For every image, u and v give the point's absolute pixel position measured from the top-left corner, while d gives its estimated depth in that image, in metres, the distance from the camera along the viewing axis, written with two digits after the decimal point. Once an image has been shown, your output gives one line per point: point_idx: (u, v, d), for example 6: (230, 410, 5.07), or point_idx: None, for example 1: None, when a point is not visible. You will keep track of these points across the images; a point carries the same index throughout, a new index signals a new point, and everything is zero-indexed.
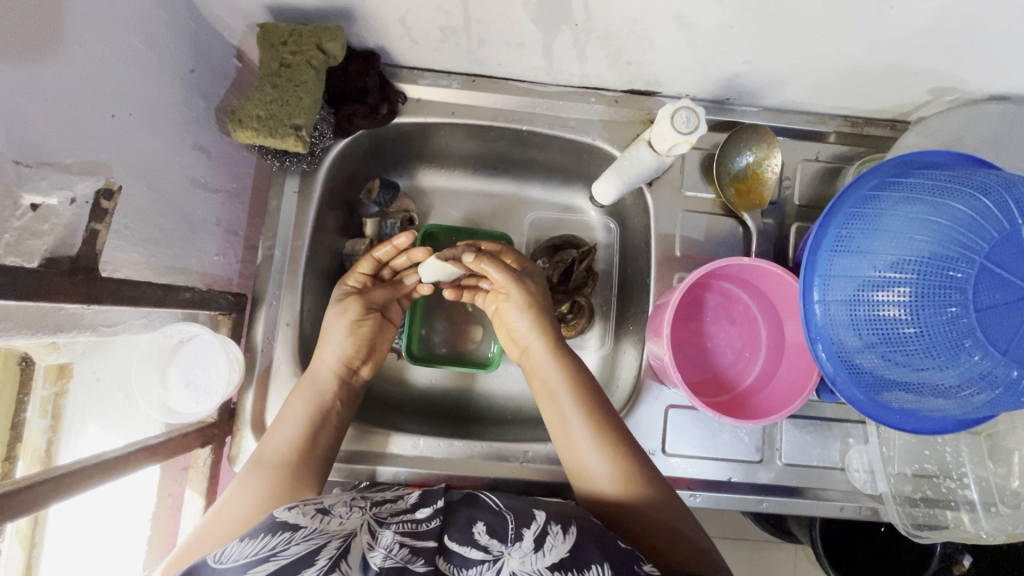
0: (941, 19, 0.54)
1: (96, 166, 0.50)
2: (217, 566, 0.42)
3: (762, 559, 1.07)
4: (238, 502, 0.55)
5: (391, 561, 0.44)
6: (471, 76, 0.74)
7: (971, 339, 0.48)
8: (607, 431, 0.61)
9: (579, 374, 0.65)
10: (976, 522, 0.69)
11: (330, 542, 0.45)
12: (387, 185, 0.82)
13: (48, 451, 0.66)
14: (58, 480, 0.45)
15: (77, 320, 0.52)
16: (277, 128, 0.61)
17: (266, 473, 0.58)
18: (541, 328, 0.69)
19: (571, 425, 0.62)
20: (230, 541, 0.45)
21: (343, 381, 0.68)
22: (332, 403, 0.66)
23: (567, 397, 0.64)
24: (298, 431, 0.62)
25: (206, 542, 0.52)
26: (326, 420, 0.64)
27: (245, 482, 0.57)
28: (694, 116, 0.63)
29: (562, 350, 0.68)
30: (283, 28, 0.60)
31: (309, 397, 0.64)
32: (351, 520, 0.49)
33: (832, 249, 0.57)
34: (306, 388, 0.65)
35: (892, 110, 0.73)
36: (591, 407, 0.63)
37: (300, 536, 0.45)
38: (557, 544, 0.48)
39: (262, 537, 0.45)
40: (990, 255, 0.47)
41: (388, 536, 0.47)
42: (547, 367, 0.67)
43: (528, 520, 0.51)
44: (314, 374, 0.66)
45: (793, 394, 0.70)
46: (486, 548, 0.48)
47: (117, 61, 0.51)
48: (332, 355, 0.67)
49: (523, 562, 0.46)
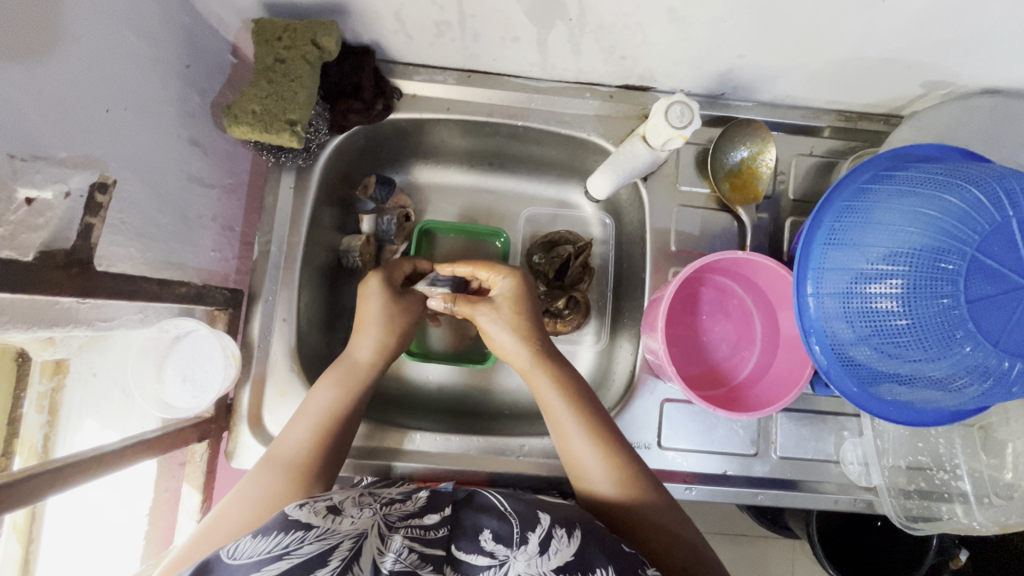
0: (934, 11, 0.54)
1: (90, 160, 0.50)
2: (231, 562, 0.43)
3: (759, 553, 1.07)
4: (255, 490, 0.55)
5: (401, 564, 0.44)
6: (466, 71, 0.74)
7: (963, 330, 0.48)
8: (602, 432, 0.61)
9: (569, 378, 0.64)
10: (970, 513, 0.70)
11: (343, 543, 0.45)
12: (383, 181, 0.82)
13: (46, 446, 0.62)
14: (53, 473, 0.45)
15: (72, 314, 0.53)
16: (272, 123, 0.61)
17: (277, 473, 0.57)
18: (523, 339, 0.66)
19: (566, 431, 0.62)
20: (244, 537, 0.45)
21: (378, 370, 0.67)
22: (361, 396, 0.65)
23: (560, 404, 0.63)
24: (316, 424, 0.61)
25: (214, 537, 0.52)
26: (352, 413, 0.63)
27: (255, 481, 0.56)
28: (688, 111, 0.63)
29: (550, 356, 0.66)
30: (278, 23, 0.60)
31: (338, 381, 0.64)
32: (363, 520, 0.49)
33: (827, 242, 0.57)
34: (338, 370, 0.65)
35: (886, 104, 0.73)
36: (583, 410, 0.62)
37: (313, 536, 0.45)
38: (561, 547, 0.48)
39: (275, 534, 0.45)
40: (982, 246, 0.47)
41: (399, 540, 0.47)
42: (538, 375, 0.65)
43: (533, 523, 0.51)
44: (354, 360, 0.66)
45: (787, 386, 0.70)
46: (492, 554, 0.48)
47: (112, 56, 0.51)
48: (372, 344, 0.67)
49: (529, 565, 0.47)
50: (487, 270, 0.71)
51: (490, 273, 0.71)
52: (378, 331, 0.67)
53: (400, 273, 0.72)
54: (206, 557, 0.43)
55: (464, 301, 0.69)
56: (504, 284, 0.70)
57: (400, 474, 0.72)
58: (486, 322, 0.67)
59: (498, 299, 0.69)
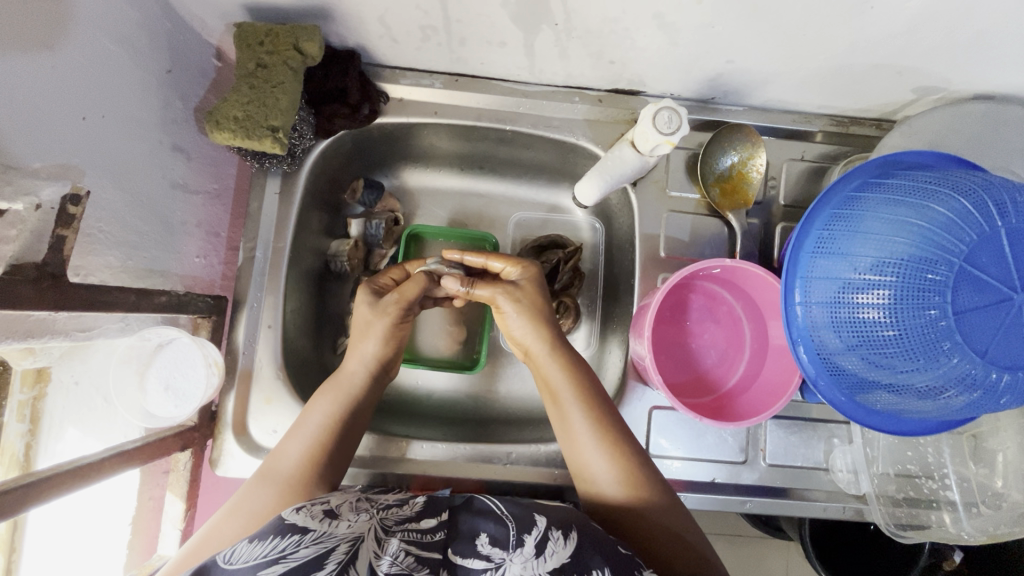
0: (922, 19, 0.53)
1: (66, 170, 0.49)
2: (227, 567, 0.42)
3: (753, 555, 1.07)
4: (250, 503, 0.55)
5: (396, 567, 0.44)
6: (454, 76, 0.73)
7: (950, 342, 0.47)
8: (608, 428, 0.61)
9: (579, 373, 0.64)
10: (958, 522, 0.70)
11: (339, 547, 0.45)
12: (371, 185, 0.82)
13: (26, 456, 0.61)
14: (28, 489, 0.44)
15: (49, 326, 0.52)
16: (254, 130, 0.60)
17: (271, 487, 0.56)
18: (539, 327, 0.66)
19: (572, 427, 0.62)
20: (240, 542, 0.45)
21: (374, 380, 0.66)
22: (359, 409, 0.64)
23: (568, 397, 0.62)
24: (313, 437, 0.60)
25: (216, 538, 0.53)
26: (348, 426, 0.63)
27: (250, 494, 0.56)
28: (676, 117, 0.63)
29: (562, 345, 0.66)
30: (260, 28, 0.60)
31: (337, 395, 0.63)
32: (359, 524, 0.49)
33: (815, 250, 0.56)
34: (334, 388, 0.64)
35: (878, 109, 0.73)
36: (589, 404, 0.62)
37: (309, 539, 0.45)
38: (558, 549, 0.48)
39: (271, 539, 0.45)
40: (970, 257, 0.47)
41: (395, 545, 0.47)
42: (550, 363, 0.65)
43: (529, 525, 0.51)
44: (347, 373, 0.65)
45: (775, 395, 0.69)
46: (489, 557, 0.47)
47: (86, 63, 0.50)
48: (363, 356, 0.66)
49: (524, 568, 0.46)
50: (501, 260, 0.70)
51: (505, 264, 0.70)
52: (375, 345, 0.66)
53: (386, 282, 0.72)
54: (203, 563, 0.43)
55: (481, 284, 0.68)
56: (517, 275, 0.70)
57: (387, 480, 0.72)
58: (506, 301, 0.67)
59: (517, 286, 0.69)
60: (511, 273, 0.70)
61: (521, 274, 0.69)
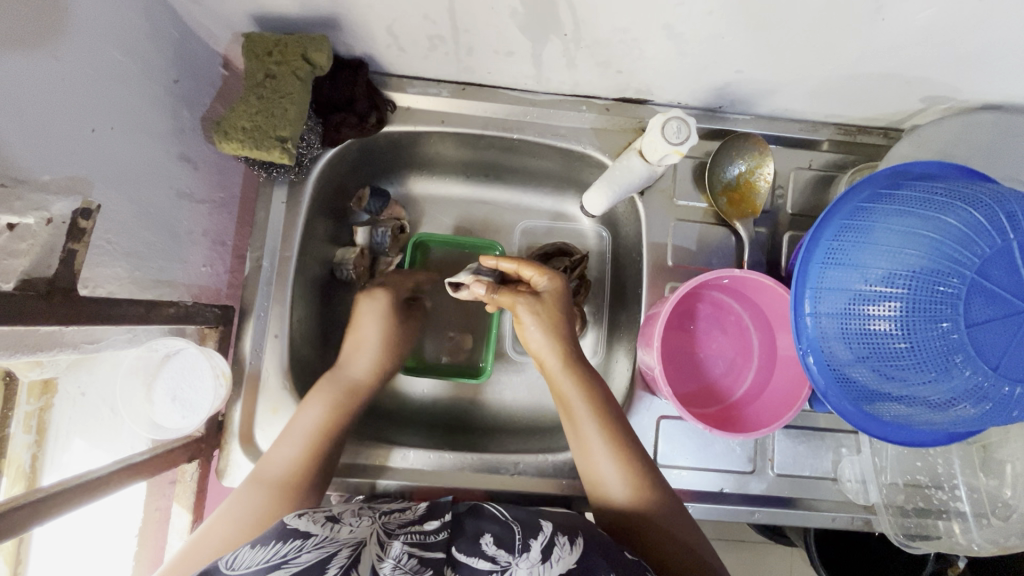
0: (934, 28, 0.53)
1: (76, 183, 0.49)
2: (230, 572, 0.42)
3: (757, 560, 1.07)
4: (239, 507, 0.56)
5: (400, 570, 0.44)
6: (460, 84, 0.73)
7: (962, 355, 0.47)
8: (621, 441, 0.61)
9: (593, 386, 0.64)
10: (968, 533, 0.69)
11: (341, 551, 0.44)
12: (377, 193, 0.81)
13: (33, 468, 0.60)
14: (35, 506, 0.44)
15: (57, 338, 0.52)
16: (263, 141, 0.60)
17: (263, 491, 0.57)
18: (558, 338, 0.65)
19: (588, 441, 0.61)
20: (241, 547, 0.44)
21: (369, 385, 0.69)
22: (350, 410, 0.66)
23: (582, 410, 0.62)
24: (301, 442, 0.61)
25: (207, 547, 0.52)
26: (337, 430, 0.64)
27: (240, 498, 0.56)
28: (685, 127, 0.62)
29: (576, 358, 0.66)
30: (269, 37, 0.59)
31: (330, 392, 0.65)
32: (361, 529, 0.49)
33: (824, 262, 0.56)
34: (327, 381, 0.67)
35: (885, 119, 0.73)
36: (604, 417, 0.62)
37: (311, 544, 0.45)
38: (564, 554, 0.47)
39: (273, 544, 0.44)
40: (982, 270, 0.47)
41: (397, 547, 0.46)
42: (564, 377, 0.64)
43: (535, 530, 0.50)
44: (345, 377, 0.68)
45: (783, 407, 0.69)
46: (494, 559, 0.47)
47: (95, 74, 0.50)
48: (365, 361, 0.70)
49: (531, 573, 0.46)
50: (533, 268, 0.68)
51: (535, 272, 0.68)
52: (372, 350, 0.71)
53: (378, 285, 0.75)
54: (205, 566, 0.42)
55: (506, 291, 0.67)
56: (547, 286, 0.68)
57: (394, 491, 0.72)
58: (525, 313, 0.66)
59: (541, 296, 0.67)
60: (540, 282, 0.68)
61: (548, 284, 0.68)
